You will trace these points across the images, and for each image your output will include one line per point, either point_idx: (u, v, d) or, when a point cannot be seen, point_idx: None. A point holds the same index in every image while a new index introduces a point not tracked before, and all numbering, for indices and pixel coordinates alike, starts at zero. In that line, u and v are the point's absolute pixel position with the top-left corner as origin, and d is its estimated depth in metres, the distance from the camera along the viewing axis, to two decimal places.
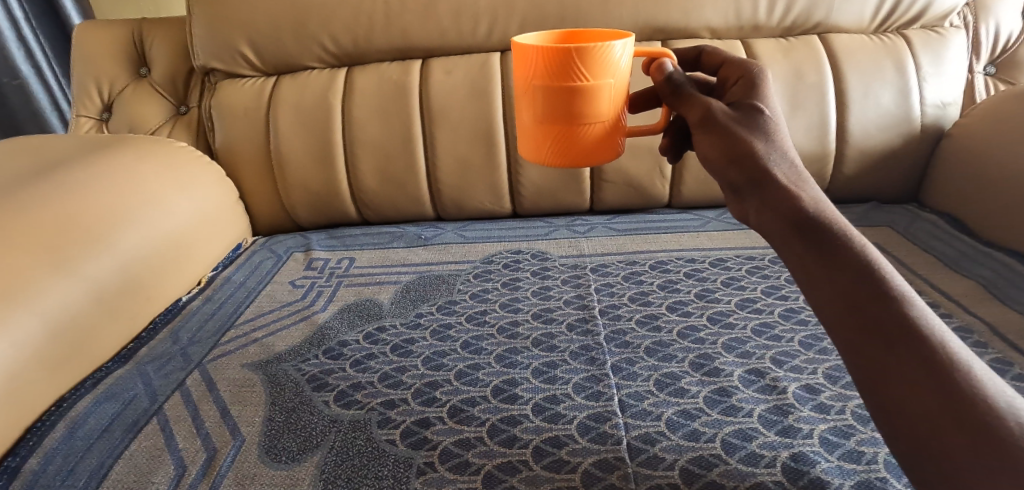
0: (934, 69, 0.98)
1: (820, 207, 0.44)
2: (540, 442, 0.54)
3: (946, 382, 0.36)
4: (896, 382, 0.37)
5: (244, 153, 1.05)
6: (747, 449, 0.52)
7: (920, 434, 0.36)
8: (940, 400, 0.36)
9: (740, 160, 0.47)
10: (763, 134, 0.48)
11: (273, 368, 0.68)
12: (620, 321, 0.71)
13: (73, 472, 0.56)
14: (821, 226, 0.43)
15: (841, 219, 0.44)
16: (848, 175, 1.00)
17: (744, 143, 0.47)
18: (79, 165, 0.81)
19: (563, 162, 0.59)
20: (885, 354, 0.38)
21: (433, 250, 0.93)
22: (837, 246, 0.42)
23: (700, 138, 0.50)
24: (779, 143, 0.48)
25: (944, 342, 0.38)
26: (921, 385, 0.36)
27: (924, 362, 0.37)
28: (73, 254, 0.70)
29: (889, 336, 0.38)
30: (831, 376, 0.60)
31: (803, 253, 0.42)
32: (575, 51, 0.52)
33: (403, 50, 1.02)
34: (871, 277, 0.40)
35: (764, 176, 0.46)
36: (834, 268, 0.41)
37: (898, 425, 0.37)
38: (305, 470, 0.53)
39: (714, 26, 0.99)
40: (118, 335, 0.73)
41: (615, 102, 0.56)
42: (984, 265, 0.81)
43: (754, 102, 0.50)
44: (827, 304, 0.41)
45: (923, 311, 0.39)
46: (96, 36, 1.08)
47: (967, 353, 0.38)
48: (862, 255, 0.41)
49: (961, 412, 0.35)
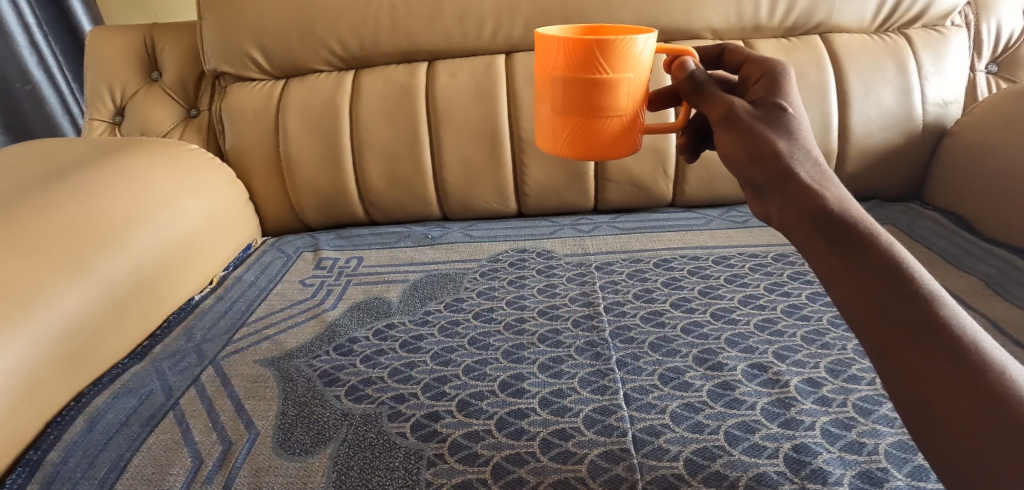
0: (935, 68, 0.99)
1: (842, 206, 0.45)
2: (547, 434, 0.56)
3: (976, 377, 0.36)
4: (921, 374, 0.38)
5: (253, 155, 1.06)
6: (750, 440, 0.53)
7: (944, 424, 0.37)
8: (964, 392, 0.36)
9: (762, 160, 0.49)
10: (786, 133, 0.49)
11: (284, 364, 0.69)
12: (625, 317, 0.73)
13: (93, 465, 0.57)
14: (845, 225, 0.44)
15: (865, 217, 0.45)
16: (851, 174, 1.01)
17: (767, 144, 0.49)
18: (93, 168, 0.83)
19: (579, 154, 0.61)
20: (912, 349, 0.39)
21: (440, 249, 0.95)
22: (863, 244, 0.43)
23: (721, 137, 0.52)
24: (802, 143, 0.49)
25: (970, 336, 0.38)
26: (949, 379, 0.37)
27: (951, 356, 0.37)
28: (89, 255, 0.72)
29: (916, 332, 0.39)
30: (832, 370, 0.61)
31: (828, 252, 0.44)
32: (598, 44, 0.54)
33: (410, 53, 1.03)
34: (895, 274, 0.41)
35: (788, 176, 0.47)
36: (859, 265, 0.42)
37: (925, 417, 0.38)
38: (317, 462, 0.55)
39: (716, 26, 1.01)
40: (133, 333, 0.75)
41: (633, 97, 0.58)
42: (986, 262, 0.81)
43: (777, 100, 0.51)
44: (852, 302, 0.42)
45: (950, 307, 0.40)
46: (109, 41, 1.10)
47: (1000, 352, 0.38)
48: (887, 253, 0.42)
49: (986, 403, 0.35)
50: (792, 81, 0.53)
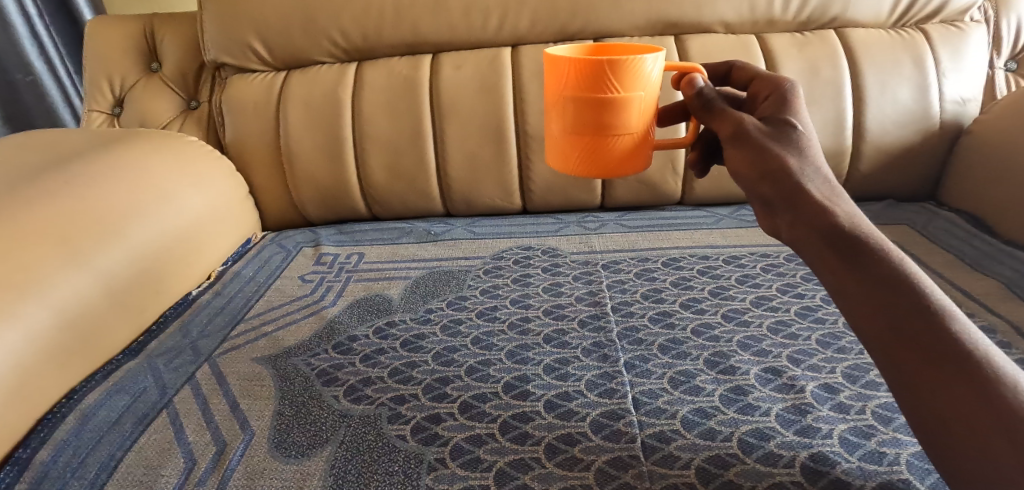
0: (953, 65, 0.96)
1: (853, 222, 0.43)
2: (553, 439, 0.53)
3: (989, 392, 0.35)
4: (938, 395, 0.37)
5: (254, 148, 1.04)
6: (765, 448, 0.51)
7: (961, 445, 0.35)
8: (981, 412, 0.35)
9: (773, 176, 0.46)
10: (796, 149, 0.47)
11: (282, 362, 0.67)
12: (633, 318, 0.70)
13: (83, 465, 0.55)
14: (855, 239, 0.42)
15: (876, 233, 0.43)
16: (864, 173, 0.99)
17: (778, 160, 0.46)
18: (89, 159, 0.81)
19: (590, 173, 0.59)
20: (928, 371, 0.37)
21: (443, 246, 0.93)
22: (875, 262, 0.41)
23: (731, 152, 0.49)
24: (812, 159, 0.47)
25: (984, 354, 0.37)
26: (966, 399, 0.36)
27: (964, 370, 0.36)
28: (85, 247, 0.70)
29: (932, 352, 0.37)
30: (850, 375, 0.59)
31: (837, 266, 0.42)
32: (612, 62, 0.52)
33: (414, 45, 1.01)
34: (909, 291, 0.39)
35: (799, 191, 0.45)
36: (873, 284, 0.41)
37: (942, 437, 0.36)
38: (314, 465, 0.53)
39: (728, 20, 0.98)
40: (128, 328, 0.73)
41: (645, 115, 0.55)
42: (1006, 264, 0.78)
43: (786, 117, 0.49)
44: (866, 322, 0.40)
45: (964, 325, 0.38)
46: (108, 31, 1.08)
47: (1010, 365, 0.37)
48: (900, 270, 0.41)
49: (1005, 423, 0.34)
50: (801, 98, 0.52)
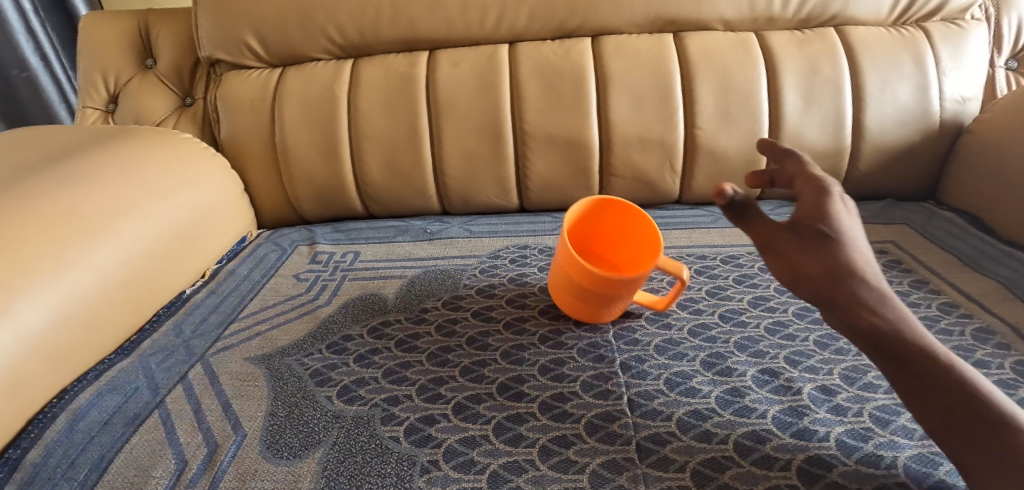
0: (953, 63, 0.95)
1: (864, 270, 0.50)
2: (547, 441, 0.53)
3: (978, 404, 0.44)
4: (935, 407, 0.46)
5: (249, 145, 1.03)
6: (761, 451, 0.50)
7: (962, 451, 0.44)
8: (965, 419, 0.44)
9: (789, 240, 0.53)
10: (816, 216, 0.53)
11: (275, 362, 0.67)
12: (629, 318, 0.70)
13: (73, 465, 0.55)
14: (861, 286, 0.50)
15: (879, 277, 0.51)
16: (863, 172, 0.98)
17: (809, 225, 0.53)
18: (83, 156, 0.80)
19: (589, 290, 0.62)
20: (928, 392, 0.46)
21: (439, 244, 0.92)
22: (876, 306, 0.49)
23: (756, 225, 0.55)
24: (838, 223, 0.52)
25: (966, 374, 0.46)
26: (955, 410, 0.45)
27: (954, 388, 0.45)
28: (77, 245, 0.69)
29: (925, 377, 0.46)
30: (847, 377, 0.58)
31: (853, 312, 0.49)
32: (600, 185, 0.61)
33: (412, 41, 1.00)
34: (903, 332, 0.48)
35: (824, 247, 0.51)
36: (883, 327, 0.48)
37: (951, 440, 0.45)
38: (306, 466, 0.52)
39: (727, 17, 0.97)
40: (121, 327, 0.73)
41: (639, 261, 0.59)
42: (1005, 264, 0.78)
43: (818, 191, 0.55)
44: (883, 357, 0.48)
45: (946, 353, 0.47)
46: (102, 27, 1.07)
47: (994, 385, 0.46)
48: (892, 311, 0.49)
49: (986, 421, 0.44)
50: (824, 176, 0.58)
